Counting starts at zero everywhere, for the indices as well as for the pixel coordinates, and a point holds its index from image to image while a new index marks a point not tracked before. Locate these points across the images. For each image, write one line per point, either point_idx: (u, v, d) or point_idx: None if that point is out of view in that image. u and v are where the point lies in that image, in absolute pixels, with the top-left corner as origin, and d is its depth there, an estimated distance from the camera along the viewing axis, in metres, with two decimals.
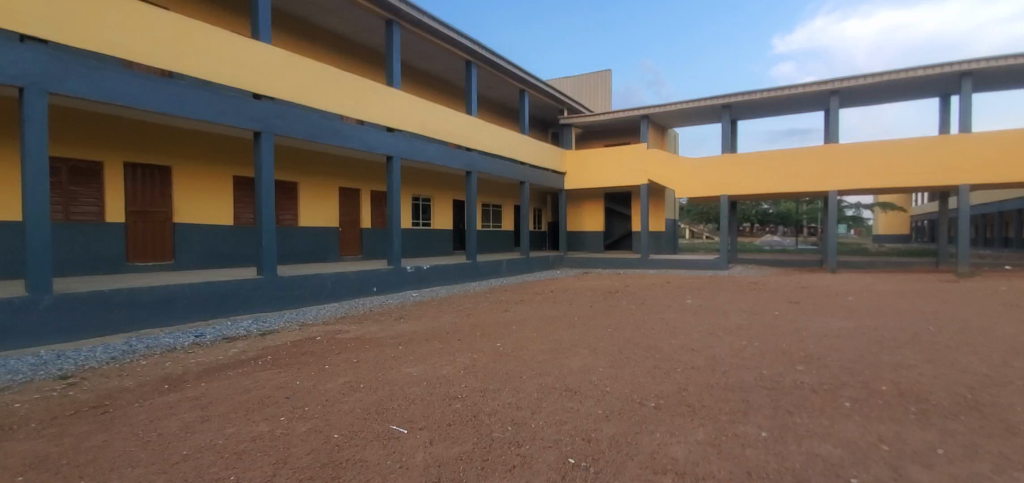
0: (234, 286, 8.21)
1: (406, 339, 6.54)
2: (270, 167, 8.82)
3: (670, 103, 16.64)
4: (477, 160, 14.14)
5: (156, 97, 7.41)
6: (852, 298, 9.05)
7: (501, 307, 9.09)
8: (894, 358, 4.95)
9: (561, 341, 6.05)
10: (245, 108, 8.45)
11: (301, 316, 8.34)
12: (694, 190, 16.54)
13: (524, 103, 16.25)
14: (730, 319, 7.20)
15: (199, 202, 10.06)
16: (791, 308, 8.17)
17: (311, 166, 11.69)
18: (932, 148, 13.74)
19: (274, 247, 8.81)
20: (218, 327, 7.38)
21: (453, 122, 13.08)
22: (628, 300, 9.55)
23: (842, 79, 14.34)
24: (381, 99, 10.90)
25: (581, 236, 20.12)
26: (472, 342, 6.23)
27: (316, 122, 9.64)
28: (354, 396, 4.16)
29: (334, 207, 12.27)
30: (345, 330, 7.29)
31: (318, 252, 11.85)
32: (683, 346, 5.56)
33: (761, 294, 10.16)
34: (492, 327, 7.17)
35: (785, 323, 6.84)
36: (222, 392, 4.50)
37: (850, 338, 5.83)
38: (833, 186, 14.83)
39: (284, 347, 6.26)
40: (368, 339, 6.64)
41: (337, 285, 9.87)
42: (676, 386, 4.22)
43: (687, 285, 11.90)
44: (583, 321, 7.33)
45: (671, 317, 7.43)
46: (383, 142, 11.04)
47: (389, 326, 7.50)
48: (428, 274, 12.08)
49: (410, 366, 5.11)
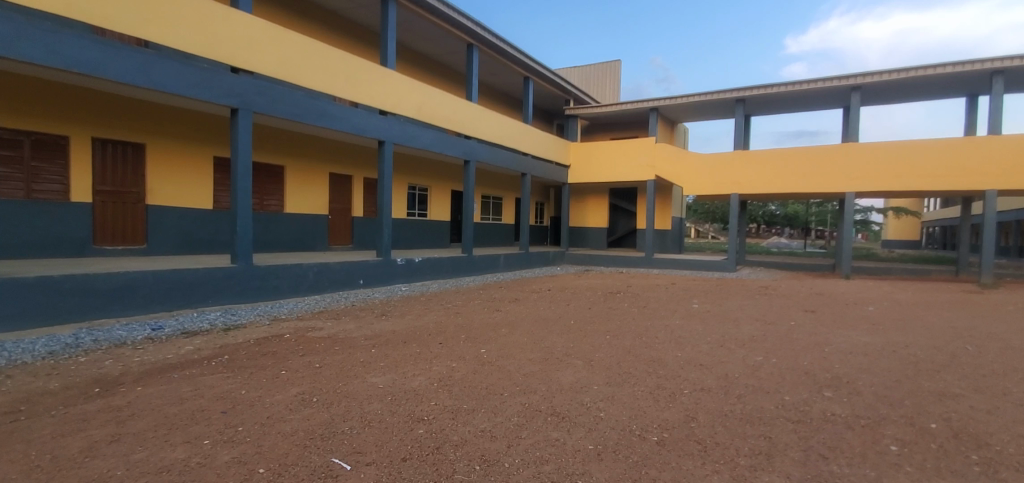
0: (205, 275, 7.58)
1: (382, 340, 5.90)
2: (248, 147, 8.17)
3: (680, 96, 15.87)
4: (476, 148, 13.44)
5: (120, 66, 6.74)
6: (872, 309, 8.35)
7: (493, 307, 8.42)
8: (937, 387, 4.27)
9: (554, 349, 5.40)
10: (222, 82, 7.79)
11: (276, 309, 7.72)
12: (704, 188, 15.77)
13: (529, 91, 15.51)
14: (742, 329, 6.53)
15: (175, 184, 9.44)
16: (808, 318, 7.48)
17: (298, 149, 11.03)
18: (957, 150, 12.96)
19: (250, 234, 8.17)
20: (181, 320, 6.75)
21: (451, 108, 12.39)
22: (630, 302, 8.89)
23: (863, 74, 13.58)
24: (373, 80, 10.20)
25: (583, 231, 19.42)
26: (454, 346, 5.59)
27: (301, 101, 8.96)
28: (301, 415, 3.52)
29: (324, 194, 11.66)
30: (319, 327, 6.65)
31: (304, 241, 11.24)
32: (690, 361, 4.90)
33: (773, 300, 9.45)
34: (479, 330, 6.51)
35: (804, 336, 6.15)
36: (154, 401, 3.88)
37: (881, 359, 5.14)
38: (850, 187, 14.06)
39: (245, 346, 5.63)
40: (341, 339, 6.02)
41: (319, 277, 9.24)
42: (683, 414, 3.55)
43: (693, 287, 11.23)
44: (580, 326, 6.67)
45: (677, 325, 6.75)
46: (373, 125, 10.37)
47: (368, 324, 6.86)
48: (419, 267, 11.44)
49: (378, 375, 4.47)
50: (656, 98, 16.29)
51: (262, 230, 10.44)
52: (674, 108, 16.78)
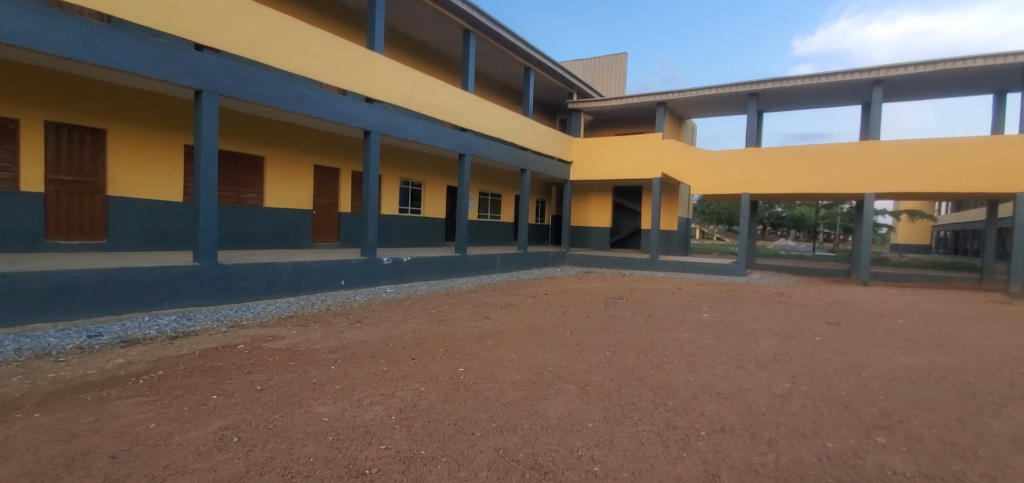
0: (162, 274, 6.83)
1: (347, 353, 5.12)
2: (213, 132, 7.37)
3: (690, 90, 15.02)
4: (472, 141, 12.64)
5: (63, 38, 5.95)
6: (903, 322, 7.50)
7: (481, 313, 7.62)
8: (1012, 429, 3.46)
9: (544, 370, 4.61)
10: (183, 61, 7.00)
11: (239, 313, 6.95)
12: (713, 187, 14.92)
13: (530, 83, 14.61)
14: (762, 346, 5.71)
15: (141, 174, 8.66)
16: (834, 332, 6.65)
17: (278, 139, 10.25)
18: (988, 150, 12.05)
19: (215, 230, 7.39)
20: (126, 326, 6.00)
21: (445, 97, 11.58)
22: (633, 310, 8.09)
23: (887, 67, 12.69)
24: (358, 64, 9.41)
25: (586, 231, 18.61)
26: (429, 363, 4.81)
27: (275, 84, 8.17)
28: (208, 464, 2.74)
29: (308, 187, 10.91)
30: (281, 336, 5.86)
31: (285, 237, 10.49)
32: (705, 389, 4.12)
33: (789, 309, 8.62)
34: (461, 341, 5.73)
35: (834, 356, 5.34)
36: (39, 440, 3.12)
37: (933, 390, 4.31)
38: (870, 188, 13.16)
39: (186, 360, 4.86)
40: (301, 351, 5.25)
41: (294, 277, 8.45)
42: (701, 470, 2.75)
43: (701, 293, 10.41)
44: (575, 339, 5.88)
45: (687, 340, 5.96)
46: (358, 113, 9.57)
47: (337, 332, 6.09)
48: (407, 268, 10.66)
49: (329, 402, 3.69)
50: (664, 91, 15.44)
51: (238, 225, 9.68)
52: (683, 103, 15.93)
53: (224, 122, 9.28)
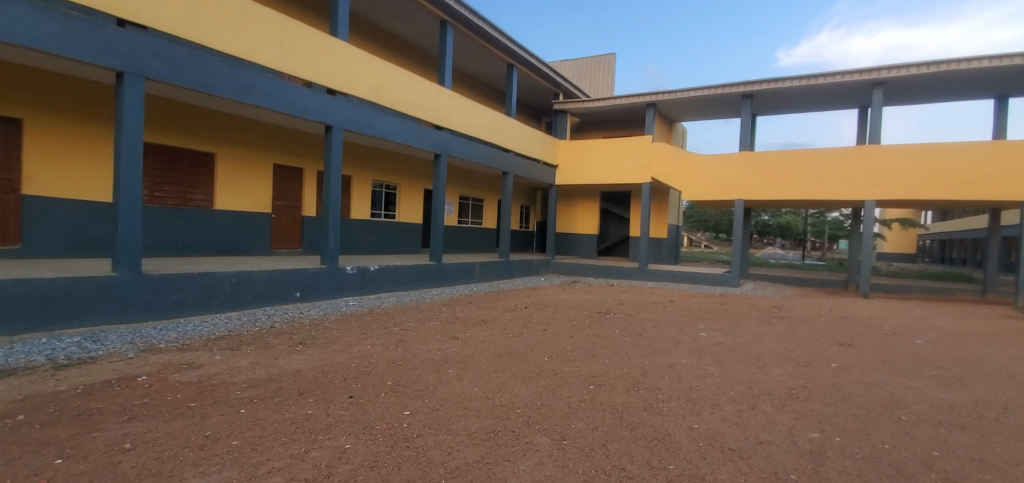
0: (72, 287, 5.79)
1: (270, 389, 4.13)
2: (137, 122, 6.36)
3: (681, 90, 14.28)
4: (449, 140, 11.71)
5: None
6: (921, 344, 6.69)
7: (448, 332, 6.67)
8: None
9: (512, 413, 3.68)
10: (101, 39, 5.99)
11: (160, 333, 5.92)
12: (705, 193, 14.12)
13: (512, 81, 13.77)
14: (773, 376, 4.84)
15: (65, 170, 7.21)
16: (850, 357, 5.81)
17: (229, 134, 9.20)
18: (994, 156, 11.40)
19: (138, 234, 6.37)
20: (12, 350, 4.95)
21: (419, 91, 10.65)
22: (621, 327, 7.19)
23: (887, 68, 12.01)
24: (317, 50, 8.44)
25: (571, 238, 17.74)
26: (370, 402, 3.85)
27: (218, 69, 7.16)
28: None
29: (265, 188, 9.89)
30: (198, 363, 4.85)
31: (238, 244, 9.47)
32: (713, 444, 3.22)
33: (793, 327, 7.79)
34: (418, 369, 4.78)
35: (860, 390, 4.49)
36: None
37: (992, 441, 3.46)
38: (870, 195, 12.44)
39: (60, 400, 3.89)
40: (211, 385, 4.25)
41: (238, 289, 7.42)
42: None
43: (695, 307, 9.56)
44: (554, 367, 4.96)
45: (686, 368, 5.07)
46: (318, 105, 8.60)
47: (270, 357, 5.08)
48: (373, 277, 9.67)
49: (211, 474, 2.71)
50: (653, 92, 14.67)
51: (183, 229, 8.66)
52: (673, 104, 15.18)
53: (163, 114, 8.25)
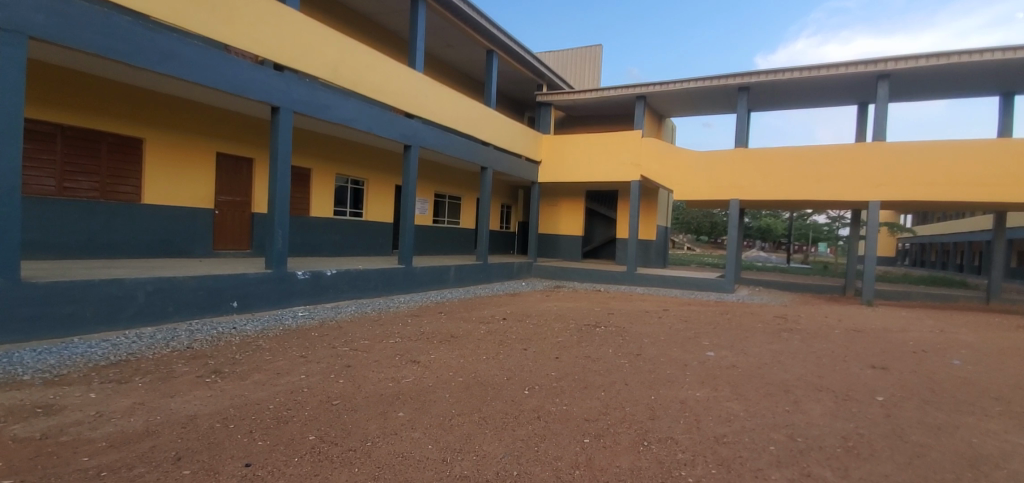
0: None
1: (138, 450, 2.92)
2: (18, 90, 5.04)
3: (672, 82, 13.31)
4: (420, 129, 10.53)
5: None
6: (960, 366, 5.75)
7: (409, 352, 5.51)
8: None
9: None
10: None
11: (33, 357, 4.62)
12: (697, 191, 13.13)
13: (492, 67, 12.64)
14: (814, 418, 3.81)
15: None
16: (892, 386, 4.81)
17: (159, 116, 7.88)
18: (1003, 156, 10.66)
19: (17, 231, 5.04)
20: None
21: (384, 73, 9.46)
22: (614, 346, 6.10)
23: (893, 59, 11.21)
24: (259, 18, 7.20)
25: (555, 239, 16.66)
26: (271, 477, 2.65)
27: (130, 31, 5.87)
28: None
29: (204, 180, 8.58)
30: (58, 406, 3.58)
31: (172, 244, 8.16)
32: None
33: (808, 343, 6.81)
34: (357, 414, 3.61)
35: (930, 440, 3.47)
36: None
37: None
38: (873, 196, 11.60)
39: None
40: (56, 444, 3.00)
41: (156, 299, 6.15)
42: None
43: (691, 318, 8.54)
44: (536, 406, 3.86)
45: (703, 405, 4.00)
46: (262, 83, 7.36)
47: (162, 395, 3.84)
48: (329, 283, 8.44)
49: None
50: (643, 83, 13.69)
51: (102, 226, 7.35)
52: (664, 97, 14.22)
53: (71, 89, 6.94)
